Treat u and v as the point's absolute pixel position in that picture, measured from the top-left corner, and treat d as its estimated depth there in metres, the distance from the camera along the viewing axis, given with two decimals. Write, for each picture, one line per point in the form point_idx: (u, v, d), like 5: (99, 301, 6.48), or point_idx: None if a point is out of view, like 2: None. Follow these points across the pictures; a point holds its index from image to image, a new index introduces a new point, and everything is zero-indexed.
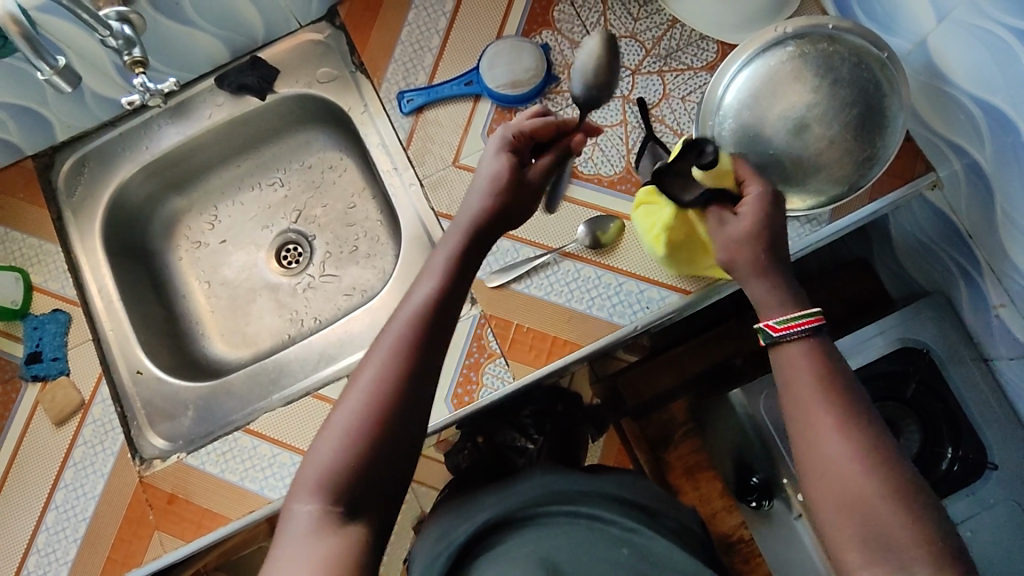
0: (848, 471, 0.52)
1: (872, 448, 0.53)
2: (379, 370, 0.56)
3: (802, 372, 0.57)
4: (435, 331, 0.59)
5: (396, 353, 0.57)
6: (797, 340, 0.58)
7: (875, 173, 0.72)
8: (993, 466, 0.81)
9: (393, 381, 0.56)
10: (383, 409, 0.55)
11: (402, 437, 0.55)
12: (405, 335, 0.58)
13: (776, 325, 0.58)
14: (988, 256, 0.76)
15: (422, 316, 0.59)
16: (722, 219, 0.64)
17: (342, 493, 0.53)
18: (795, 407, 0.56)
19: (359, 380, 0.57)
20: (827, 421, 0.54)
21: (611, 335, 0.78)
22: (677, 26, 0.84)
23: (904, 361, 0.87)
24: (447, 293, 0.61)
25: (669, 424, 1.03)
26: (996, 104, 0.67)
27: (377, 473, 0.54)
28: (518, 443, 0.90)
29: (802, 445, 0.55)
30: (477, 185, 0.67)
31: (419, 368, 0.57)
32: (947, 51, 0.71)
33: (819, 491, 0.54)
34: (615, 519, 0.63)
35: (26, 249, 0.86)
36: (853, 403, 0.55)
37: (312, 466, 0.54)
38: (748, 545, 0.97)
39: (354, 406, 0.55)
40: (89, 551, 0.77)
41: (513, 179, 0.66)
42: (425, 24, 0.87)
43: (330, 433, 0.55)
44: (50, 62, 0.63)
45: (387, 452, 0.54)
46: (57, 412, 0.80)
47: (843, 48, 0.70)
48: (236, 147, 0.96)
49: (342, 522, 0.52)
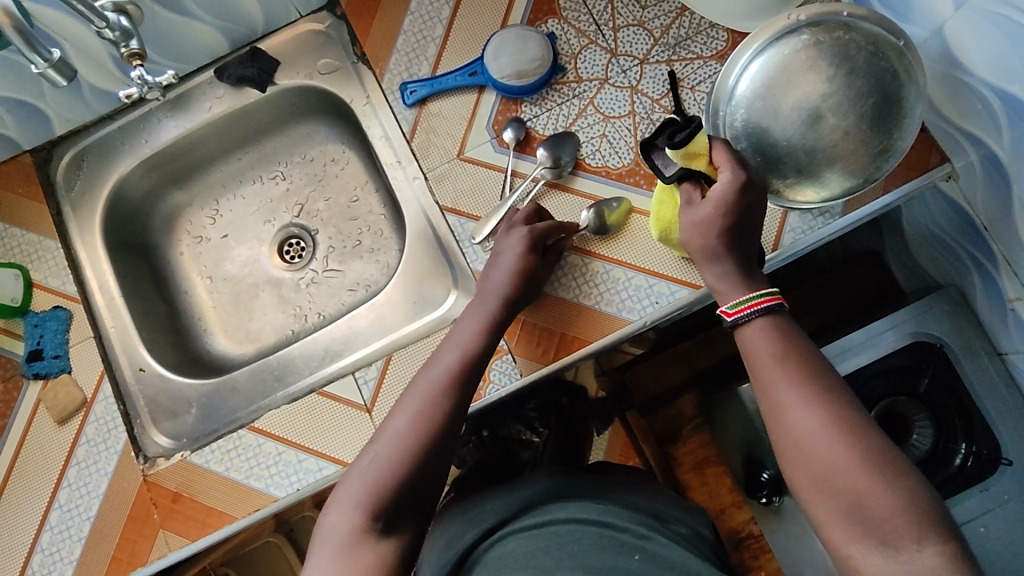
0: (817, 446, 0.52)
1: (839, 422, 0.52)
2: (419, 410, 0.61)
3: (762, 353, 0.56)
4: (468, 381, 0.64)
5: (437, 396, 0.62)
6: (751, 321, 0.58)
7: (890, 165, 0.71)
8: (1007, 462, 0.80)
9: (437, 420, 0.60)
10: (427, 443, 0.59)
11: (435, 468, 0.59)
12: (443, 382, 0.63)
13: (730, 310, 0.58)
14: (1004, 249, 0.74)
15: (460, 368, 0.65)
16: (689, 200, 0.62)
17: (378, 515, 0.55)
18: (764, 391, 0.56)
19: (398, 417, 0.61)
20: (791, 400, 0.54)
21: (619, 330, 0.77)
22: (686, 14, 0.82)
23: (916, 355, 0.86)
24: (478, 351, 0.67)
25: (676, 419, 0.99)
26: (1014, 92, 0.65)
27: (414, 497, 0.57)
28: (523, 437, 0.90)
29: (773, 427, 0.55)
30: (500, 266, 0.72)
31: (454, 410, 0.62)
32: (966, 39, 0.69)
33: (799, 474, 0.53)
34: (626, 525, 0.62)
35: (26, 245, 0.85)
36: (821, 380, 0.54)
37: (350, 489, 0.57)
38: (758, 541, 0.92)
39: (400, 436, 0.59)
40: (94, 550, 0.77)
41: (531, 271, 0.72)
42: (428, 14, 0.86)
43: (373, 458, 0.58)
44: (44, 54, 0.61)
45: (422, 482, 0.58)
46: (59, 410, 0.80)
47: (859, 36, 0.68)
48: (237, 141, 0.95)
49: (377, 539, 0.55)
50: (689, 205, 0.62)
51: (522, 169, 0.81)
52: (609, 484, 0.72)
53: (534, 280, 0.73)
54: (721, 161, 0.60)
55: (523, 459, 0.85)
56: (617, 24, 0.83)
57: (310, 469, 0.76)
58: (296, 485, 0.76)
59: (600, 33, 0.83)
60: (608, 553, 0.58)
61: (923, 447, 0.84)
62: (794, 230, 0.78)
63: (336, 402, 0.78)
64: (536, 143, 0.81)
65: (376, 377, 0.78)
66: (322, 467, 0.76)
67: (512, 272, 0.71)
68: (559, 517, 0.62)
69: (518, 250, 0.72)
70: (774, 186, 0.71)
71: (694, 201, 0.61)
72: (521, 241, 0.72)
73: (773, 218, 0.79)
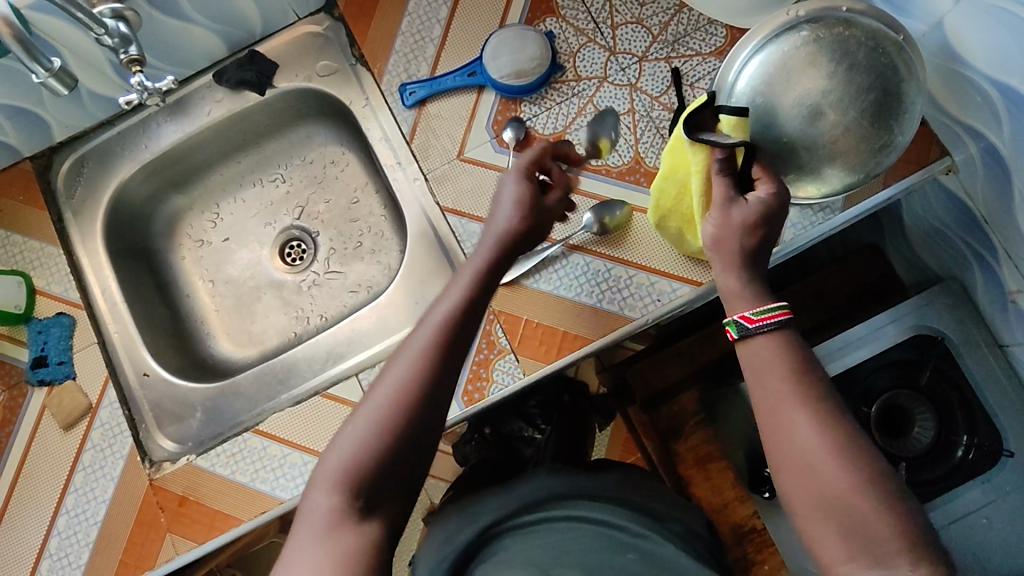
0: (817, 462, 0.52)
1: (844, 443, 0.52)
2: (403, 374, 0.56)
3: (769, 366, 0.56)
4: (461, 335, 0.59)
5: (425, 355, 0.57)
6: (770, 333, 0.57)
7: (890, 160, 0.71)
8: (1009, 453, 0.80)
9: (423, 382, 0.56)
10: (410, 410, 0.55)
11: (418, 440, 0.55)
12: (431, 339, 0.58)
13: (751, 316, 0.57)
14: (1005, 241, 0.75)
15: (451, 321, 0.59)
16: (733, 198, 0.61)
17: (358, 491, 0.52)
18: (770, 406, 0.55)
19: (383, 382, 0.57)
20: (800, 418, 0.53)
21: (622, 328, 0.77)
22: (684, 10, 0.82)
23: (917, 348, 0.86)
24: (473, 302, 0.60)
25: (679, 416, 0.97)
26: (1013, 85, 0.65)
27: (398, 469, 0.54)
28: (525, 434, 0.92)
29: (774, 439, 0.54)
30: (501, 201, 0.67)
31: (444, 371, 0.57)
32: (964, 33, 0.69)
33: (802, 491, 0.52)
34: (624, 524, 0.63)
35: (27, 251, 0.84)
36: (829, 400, 0.54)
37: (331, 461, 0.54)
38: (760, 535, 0.92)
39: (384, 401, 0.55)
40: (102, 555, 0.77)
41: (534, 199, 0.66)
42: (426, 14, 0.85)
43: (356, 425, 0.55)
44: (44, 63, 0.61)
45: (406, 455, 0.54)
46: (65, 416, 0.80)
47: (859, 32, 0.68)
48: (236, 144, 0.95)
49: (357, 520, 0.51)
50: (729, 202, 0.61)
51: None
52: (612, 482, 0.72)
53: (543, 215, 0.67)
54: (765, 175, 0.62)
55: (524, 456, 0.86)
56: (615, 22, 0.82)
57: None
58: (301, 487, 0.76)
59: (598, 32, 0.83)
60: (604, 552, 0.59)
61: (925, 439, 0.85)
62: (794, 226, 0.78)
63: (341, 404, 0.79)
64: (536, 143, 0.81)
65: None
66: None
67: (513, 205, 0.66)
68: (559, 514, 0.64)
69: (519, 183, 0.67)
70: None
71: (733, 198, 0.61)
72: (519, 174, 0.68)
73: None
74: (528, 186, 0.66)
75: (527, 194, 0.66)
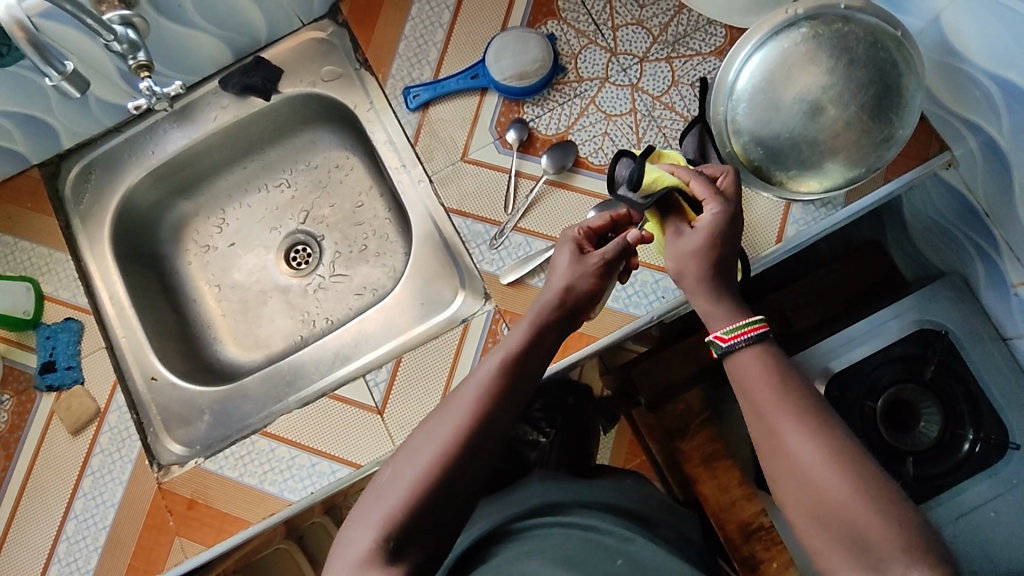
0: (811, 471, 0.52)
1: (833, 450, 0.52)
2: (448, 426, 0.58)
3: (757, 378, 0.57)
4: (506, 392, 0.60)
5: (467, 412, 0.58)
6: (747, 347, 0.59)
7: (892, 154, 0.71)
8: (1015, 446, 0.81)
9: (463, 437, 0.57)
10: (447, 463, 0.56)
11: (456, 493, 0.56)
12: (476, 394, 0.59)
13: (724, 334, 0.59)
14: (1006, 234, 0.76)
15: (495, 380, 0.60)
16: (679, 231, 0.64)
17: (392, 534, 0.54)
18: (761, 417, 0.56)
19: (427, 431, 0.59)
20: (788, 428, 0.54)
21: (627, 326, 0.78)
22: (684, 11, 0.83)
23: (921, 341, 0.86)
24: (518, 364, 0.62)
25: (685, 415, 0.96)
26: (1012, 79, 0.66)
27: (431, 519, 0.55)
28: (530, 437, 0.94)
29: (768, 450, 0.55)
30: (553, 272, 0.66)
31: (488, 426, 0.58)
32: (961, 29, 0.70)
33: (798, 499, 0.53)
34: (607, 529, 0.65)
35: (35, 258, 0.85)
36: (815, 408, 0.55)
37: (374, 503, 0.56)
38: (769, 532, 0.92)
39: (423, 452, 0.57)
40: (111, 559, 0.77)
41: (582, 273, 0.65)
42: (428, 19, 0.86)
43: (395, 472, 0.57)
44: (58, 68, 0.62)
45: (440, 508, 0.56)
46: (73, 421, 0.80)
47: (858, 28, 0.69)
48: (242, 150, 0.96)
49: (389, 559, 0.53)
50: (674, 234, 0.64)
51: (527, 170, 0.82)
52: (607, 491, 0.74)
53: (591, 284, 0.65)
54: (705, 193, 0.63)
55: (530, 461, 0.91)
56: (616, 24, 0.84)
57: (323, 473, 0.77)
58: (309, 489, 0.77)
59: (599, 33, 0.84)
60: (595, 558, 0.62)
61: (931, 433, 0.84)
62: (797, 222, 0.79)
63: (349, 406, 0.79)
64: (539, 143, 0.82)
65: (387, 379, 0.79)
66: (335, 470, 0.77)
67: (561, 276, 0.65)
68: (542, 523, 0.66)
69: (568, 253, 0.66)
70: (776, 177, 0.73)
71: (676, 232, 0.64)
72: (569, 243, 0.67)
73: (776, 210, 0.80)
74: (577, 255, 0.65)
75: (577, 258, 0.66)
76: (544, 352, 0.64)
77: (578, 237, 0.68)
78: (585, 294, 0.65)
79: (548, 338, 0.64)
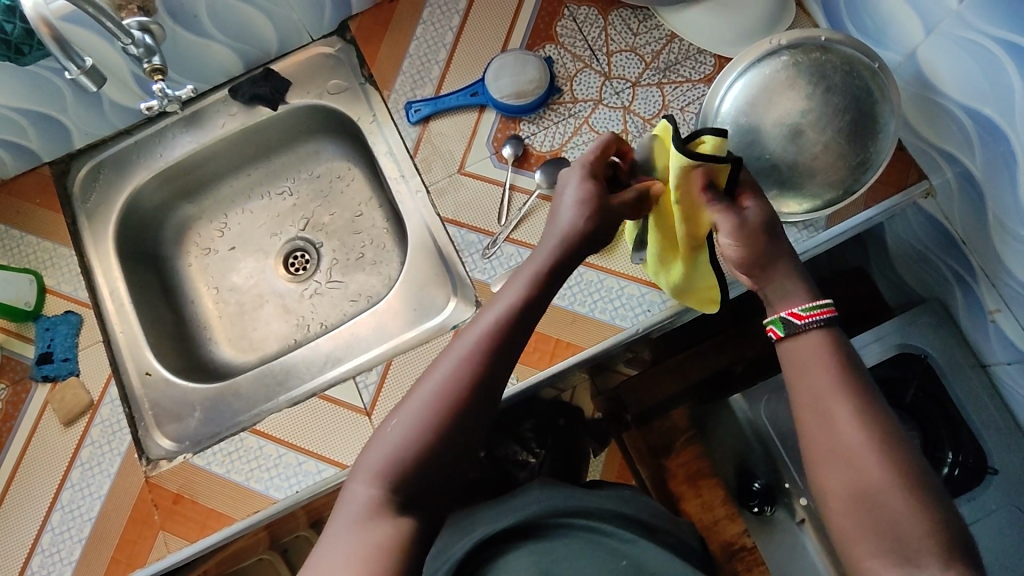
0: (853, 456, 0.56)
1: (877, 437, 0.56)
2: (451, 369, 0.59)
3: (816, 361, 0.60)
4: (512, 337, 0.61)
5: (471, 355, 0.59)
6: (817, 327, 0.61)
7: (869, 178, 0.76)
8: (992, 471, 0.82)
9: (466, 382, 0.58)
10: (451, 410, 0.57)
11: (467, 435, 0.57)
12: (484, 337, 0.60)
13: (800, 313, 0.61)
14: (982, 262, 0.78)
15: (500, 323, 0.61)
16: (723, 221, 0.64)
17: (397, 486, 0.55)
18: (812, 397, 0.59)
19: (429, 379, 0.59)
20: (840, 412, 0.57)
21: (613, 337, 0.80)
22: (675, 41, 0.87)
23: (903, 365, 0.88)
24: (527, 308, 0.62)
25: (671, 431, 1.00)
26: (986, 113, 0.69)
27: (436, 471, 0.56)
28: (519, 457, 0.98)
29: (810, 430, 0.58)
30: (564, 206, 0.67)
31: (490, 375, 0.59)
32: (935, 63, 0.73)
33: (836, 483, 0.56)
34: (613, 530, 0.66)
35: (40, 251, 0.87)
36: (868, 393, 0.58)
37: (372, 456, 0.57)
38: (751, 553, 0.94)
39: (427, 397, 0.58)
40: (93, 552, 0.77)
41: (596, 204, 0.65)
42: (432, 39, 0.91)
43: (398, 421, 0.57)
44: (78, 62, 0.65)
45: (444, 457, 0.56)
46: (66, 412, 0.81)
47: (835, 57, 0.73)
48: (247, 157, 0.99)
49: (395, 512, 0.54)
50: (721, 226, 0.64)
51: (521, 184, 0.85)
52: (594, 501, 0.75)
53: (605, 217, 0.65)
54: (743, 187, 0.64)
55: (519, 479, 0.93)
56: (610, 50, 0.88)
57: (309, 471, 0.78)
58: (295, 488, 0.78)
59: (594, 58, 0.88)
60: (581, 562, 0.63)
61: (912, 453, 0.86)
62: None
63: (339, 407, 0.80)
64: (534, 159, 0.85)
65: (377, 381, 0.81)
66: (321, 469, 0.78)
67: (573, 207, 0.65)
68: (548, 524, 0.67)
69: (581, 182, 0.66)
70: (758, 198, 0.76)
71: (735, 216, 0.63)
72: (582, 171, 0.67)
73: None
74: (592, 184, 0.66)
75: (589, 191, 0.66)
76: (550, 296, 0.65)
77: (592, 166, 0.68)
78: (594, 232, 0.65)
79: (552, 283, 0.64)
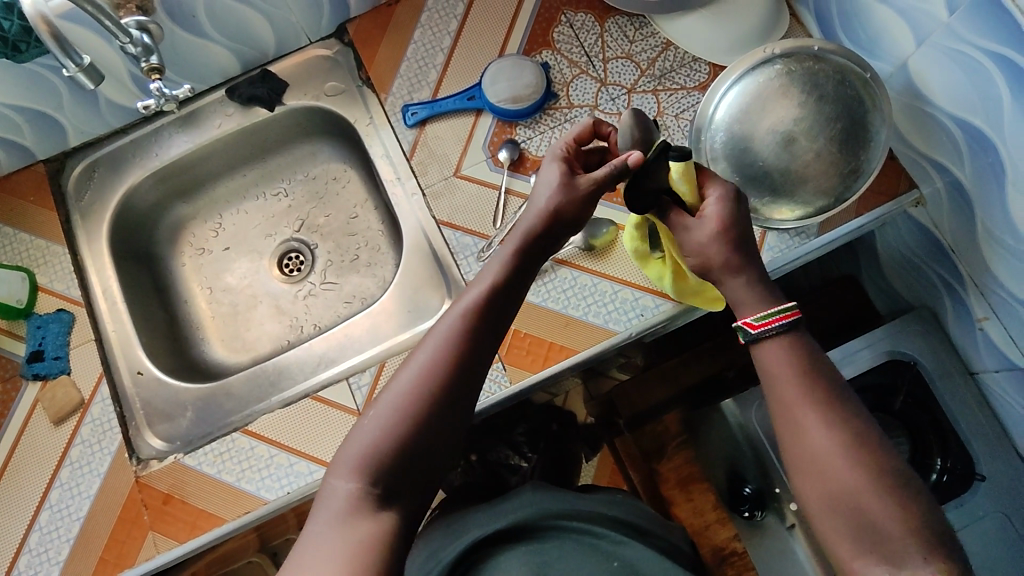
0: (832, 462, 0.55)
1: (851, 444, 0.55)
2: (429, 358, 0.59)
3: (780, 372, 0.59)
4: (486, 327, 0.61)
5: (445, 345, 0.59)
6: (779, 336, 0.60)
7: (861, 186, 0.76)
8: (980, 477, 0.83)
9: (441, 372, 0.58)
10: (427, 401, 0.57)
11: (445, 427, 0.57)
12: (458, 325, 0.60)
13: (753, 322, 0.61)
14: (972, 271, 0.79)
15: (474, 312, 0.61)
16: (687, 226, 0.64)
17: (377, 479, 0.55)
18: (785, 406, 0.59)
19: (405, 370, 0.59)
20: (812, 421, 0.57)
21: (607, 341, 0.80)
22: (671, 48, 0.88)
23: (893, 372, 0.89)
24: (501, 298, 0.63)
25: (663, 435, 0.99)
26: (975, 124, 0.70)
27: (414, 464, 0.56)
28: (511, 462, 0.98)
29: (789, 440, 0.58)
30: (536, 194, 0.67)
31: (465, 365, 0.59)
32: (926, 74, 0.74)
33: (813, 491, 0.56)
34: (605, 532, 0.67)
35: (33, 249, 0.87)
36: (839, 402, 0.58)
37: (350, 450, 0.56)
38: (742, 558, 0.91)
39: (403, 389, 0.58)
40: (81, 552, 0.77)
41: (567, 190, 0.65)
42: (430, 43, 0.91)
43: (375, 414, 0.57)
44: (76, 59, 0.66)
45: (420, 449, 0.56)
46: (57, 410, 0.81)
47: (828, 66, 0.74)
48: (243, 157, 0.99)
49: (375, 508, 0.54)
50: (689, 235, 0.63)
51: (516, 187, 0.85)
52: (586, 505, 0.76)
53: (576, 202, 0.65)
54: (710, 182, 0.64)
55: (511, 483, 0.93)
56: (606, 56, 0.88)
57: (300, 473, 0.78)
58: (286, 489, 0.77)
59: (590, 64, 0.88)
60: None
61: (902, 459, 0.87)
62: (772, 249, 0.81)
63: (332, 408, 0.80)
64: (530, 163, 0.86)
65: (370, 383, 0.81)
66: (313, 471, 0.78)
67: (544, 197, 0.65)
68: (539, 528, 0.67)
69: (552, 172, 0.67)
70: (751, 205, 0.76)
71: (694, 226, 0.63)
72: (554, 162, 0.68)
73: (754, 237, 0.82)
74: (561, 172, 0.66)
75: (560, 180, 0.66)
76: (524, 286, 0.65)
77: (563, 157, 0.68)
78: (568, 218, 0.65)
79: (527, 273, 0.65)
